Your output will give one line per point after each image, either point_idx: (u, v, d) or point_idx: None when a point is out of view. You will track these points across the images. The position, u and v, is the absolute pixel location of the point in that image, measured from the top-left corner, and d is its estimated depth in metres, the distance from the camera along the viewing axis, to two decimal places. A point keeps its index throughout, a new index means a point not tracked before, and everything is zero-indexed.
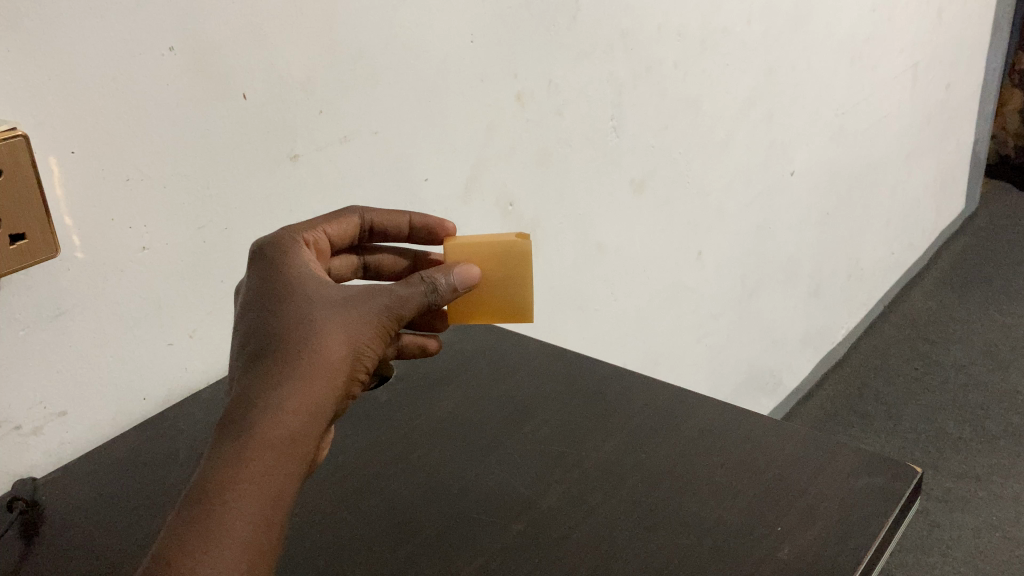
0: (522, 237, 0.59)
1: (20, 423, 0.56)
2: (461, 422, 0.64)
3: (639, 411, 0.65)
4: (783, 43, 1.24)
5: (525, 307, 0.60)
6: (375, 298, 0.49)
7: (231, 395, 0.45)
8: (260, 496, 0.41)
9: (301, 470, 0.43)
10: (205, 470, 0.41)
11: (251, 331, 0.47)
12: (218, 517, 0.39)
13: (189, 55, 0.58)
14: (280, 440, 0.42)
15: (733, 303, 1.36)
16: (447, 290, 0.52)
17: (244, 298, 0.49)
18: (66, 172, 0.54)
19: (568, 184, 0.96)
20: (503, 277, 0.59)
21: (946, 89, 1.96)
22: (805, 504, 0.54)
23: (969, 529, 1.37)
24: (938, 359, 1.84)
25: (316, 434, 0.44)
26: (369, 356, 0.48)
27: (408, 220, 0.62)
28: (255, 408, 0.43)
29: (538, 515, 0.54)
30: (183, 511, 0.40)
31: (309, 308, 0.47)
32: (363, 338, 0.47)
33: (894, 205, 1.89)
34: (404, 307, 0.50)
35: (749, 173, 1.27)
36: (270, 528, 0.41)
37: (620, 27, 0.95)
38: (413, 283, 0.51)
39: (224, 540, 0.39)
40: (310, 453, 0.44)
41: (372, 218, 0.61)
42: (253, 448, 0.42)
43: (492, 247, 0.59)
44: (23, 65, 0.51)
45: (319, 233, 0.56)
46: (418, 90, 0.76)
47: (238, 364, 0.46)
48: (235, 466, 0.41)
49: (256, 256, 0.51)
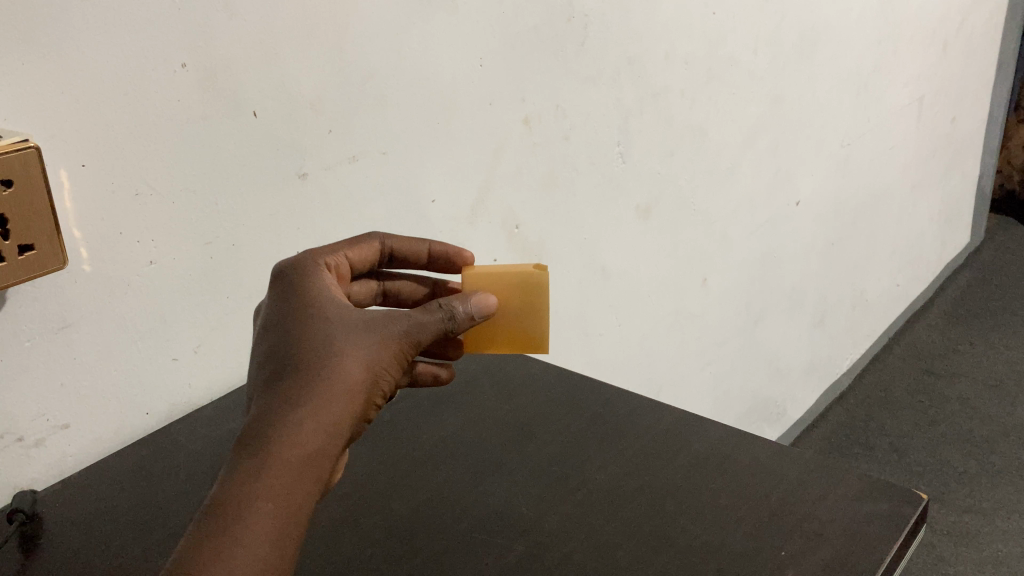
0: (539, 267, 0.59)
1: (22, 436, 0.56)
2: (463, 442, 0.64)
3: (644, 434, 0.64)
4: (789, 72, 1.25)
5: (542, 338, 0.60)
6: (394, 322, 0.48)
7: (250, 413, 0.44)
8: (274, 515, 0.40)
9: (317, 489, 0.43)
10: (221, 486, 0.41)
11: (271, 351, 0.47)
12: (231, 535, 0.39)
13: (200, 72, 0.59)
14: (296, 459, 0.42)
15: (738, 330, 1.36)
16: (465, 319, 0.51)
17: (265, 318, 0.49)
18: (76, 185, 0.55)
19: (575, 208, 0.96)
20: (520, 307, 0.59)
21: (951, 124, 1.97)
22: (811, 528, 0.54)
23: (975, 564, 1.35)
24: (945, 394, 1.83)
25: (332, 457, 0.44)
26: (387, 380, 0.47)
27: (427, 249, 0.62)
28: (272, 427, 0.42)
29: (542, 536, 0.54)
30: (197, 526, 0.40)
31: (327, 330, 0.46)
32: (381, 363, 0.47)
33: (900, 238, 1.89)
34: (422, 333, 0.49)
35: (754, 201, 1.27)
36: (282, 548, 0.40)
37: (628, 53, 0.95)
38: (431, 309, 0.50)
39: (237, 558, 0.39)
40: (325, 474, 0.43)
41: (392, 244, 0.61)
42: (269, 466, 0.41)
43: (510, 277, 0.58)
44: (36, 77, 0.51)
45: (341, 258, 0.56)
46: (428, 112, 0.76)
47: (256, 385, 0.46)
48: (248, 484, 0.41)
49: (277, 279, 0.51)
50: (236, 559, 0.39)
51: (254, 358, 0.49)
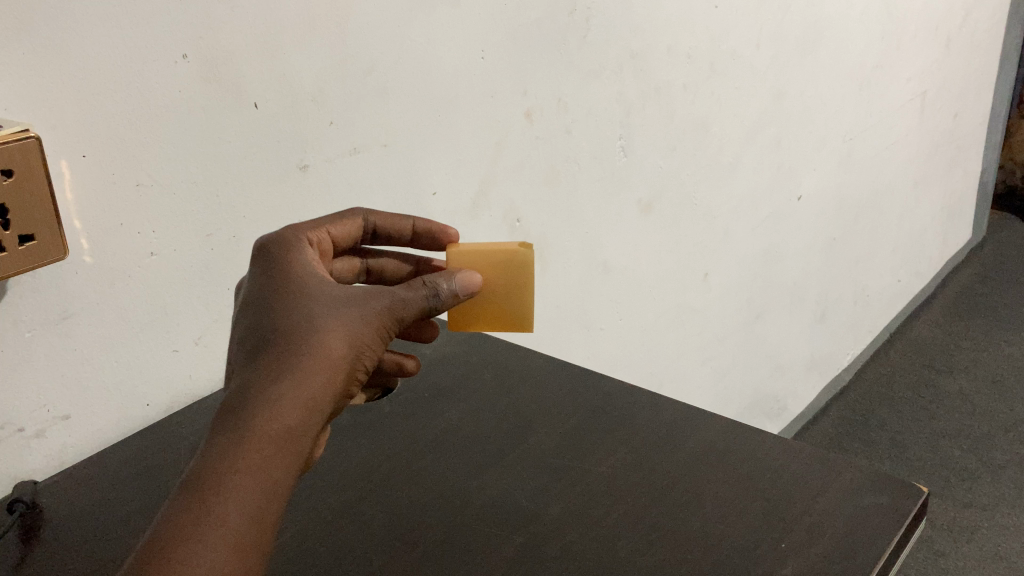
0: (524, 246, 0.58)
1: (23, 426, 0.56)
2: (463, 434, 0.64)
3: (644, 425, 0.64)
4: (792, 67, 1.25)
5: (525, 318, 0.60)
6: (376, 298, 0.48)
7: (231, 388, 0.44)
8: (255, 490, 0.40)
9: (297, 465, 0.43)
10: (202, 461, 0.41)
11: (251, 329, 0.47)
12: (213, 509, 0.39)
13: (201, 62, 0.59)
14: (278, 434, 0.42)
15: (739, 325, 1.36)
16: (449, 296, 0.51)
17: (247, 295, 0.49)
18: (76, 175, 0.55)
19: (576, 203, 0.96)
20: (504, 286, 0.59)
21: (953, 119, 1.97)
22: (811, 520, 0.54)
23: (975, 559, 1.35)
24: (946, 390, 1.83)
25: (313, 432, 0.44)
26: (369, 356, 0.47)
27: (411, 224, 0.62)
28: (253, 402, 0.42)
29: (539, 527, 0.54)
30: (178, 502, 0.39)
31: (309, 306, 0.46)
32: (363, 338, 0.47)
33: (902, 234, 1.89)
34: (405, 310, 0.49)
35: (757, 196, 1.27)
36: (263, 522, 0.40)
37: (630, 47, 0.95)
38: (414, 286, 0.50)
39: (217, 531, 0.38)
40: (306, 449, 0.43)
41: (375, 221, 0.61)
42: (250, 440, 0.41)
43: (495, 256, 0.58)
44: (35, 67, 0.51)
45: (323, 233, 0.56)
46: (429, 105, 0.76)
47: (237, 360, 0.46)
48: (229, 457, 0.40)
49: (259, 258, 0.51)
50: (217, 532, 0.38)
51: (234, 334, 0.48)
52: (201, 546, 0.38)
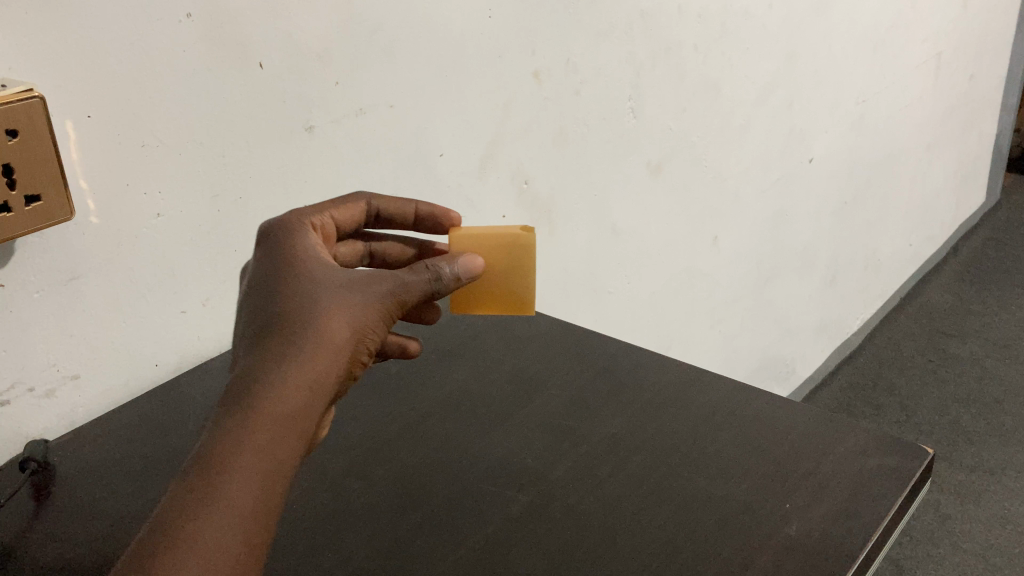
0: (527, 231, 0.58)
1: (34, 386, 0.57)
2: (469, 396, 0.64)
3: (649, 386, 0.64)
4: (805, 27, 1.23)
5: (526, 298, 0.60)
6: (379, 282, 0.48)
7: (236, 369, 0.44)
8: (262, 465, 0.40)
9: (304, 444, 0.43)
10: (209, 439, 0.41)
11: (256, 311, 0.46)
12: (220, 484, 0.39)
13: (204, 22, 0.58)
14: (283, 413, 0.42)
15: (749, 289, 1.36)
16: (451, 280, 0.51)
17: (250, 278, 0.49)
18: (81, 136, 0.54)
19: (585, 165, 0.96)
20: (505, 269, 0.59)
21: (970, 80, 1.93)
22: (814, 480, 0.54)
23: (981, 522, 1.35)
24: (956, 354, 1.82)
25: (318, 411, 0.44)
26: (372, 339, 0.47)
27: (414, 209, 0.61)
28: (258, 383, 0.42)
29: (546, 486, 0.54)
30: (185, 476, 0.40)
31: (312, 290, 0.46)
32: (366, 322, 0.47)
33: (914, 197, 1.87)
34: (408, 293, 0.49)
35: (767, 158, 1.26)
36: (270, 498, 0.40)
37: (640, 6, 0.94)
38: (416, 270, 0.50)
39: (224, 505, 0.39)
40: (311, 429, 0.43)
41: (379, 205, 0.60)
42: (256, 418, 0.41)
43: (499, 240, 0.58)
44: (40, 27, 0.51)
45: (326, 218, 0.56)
46: (436, 63, 0.76)
47: (242, 342, 0.46)
48: (237, 434, 0.41)
49: (263, 241, 0.51)
50: (225, 507, 0.39)
51: (238, 317, 0.48)
52: (209, 519, 0.38)
